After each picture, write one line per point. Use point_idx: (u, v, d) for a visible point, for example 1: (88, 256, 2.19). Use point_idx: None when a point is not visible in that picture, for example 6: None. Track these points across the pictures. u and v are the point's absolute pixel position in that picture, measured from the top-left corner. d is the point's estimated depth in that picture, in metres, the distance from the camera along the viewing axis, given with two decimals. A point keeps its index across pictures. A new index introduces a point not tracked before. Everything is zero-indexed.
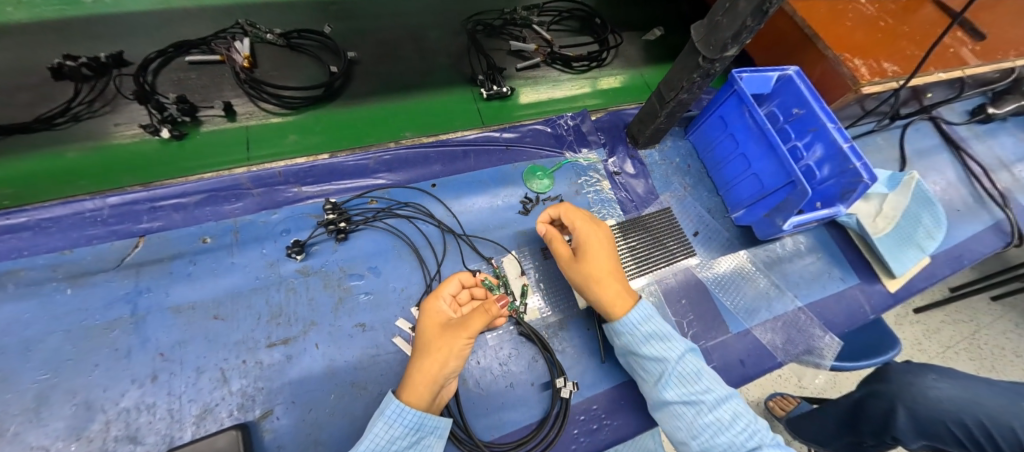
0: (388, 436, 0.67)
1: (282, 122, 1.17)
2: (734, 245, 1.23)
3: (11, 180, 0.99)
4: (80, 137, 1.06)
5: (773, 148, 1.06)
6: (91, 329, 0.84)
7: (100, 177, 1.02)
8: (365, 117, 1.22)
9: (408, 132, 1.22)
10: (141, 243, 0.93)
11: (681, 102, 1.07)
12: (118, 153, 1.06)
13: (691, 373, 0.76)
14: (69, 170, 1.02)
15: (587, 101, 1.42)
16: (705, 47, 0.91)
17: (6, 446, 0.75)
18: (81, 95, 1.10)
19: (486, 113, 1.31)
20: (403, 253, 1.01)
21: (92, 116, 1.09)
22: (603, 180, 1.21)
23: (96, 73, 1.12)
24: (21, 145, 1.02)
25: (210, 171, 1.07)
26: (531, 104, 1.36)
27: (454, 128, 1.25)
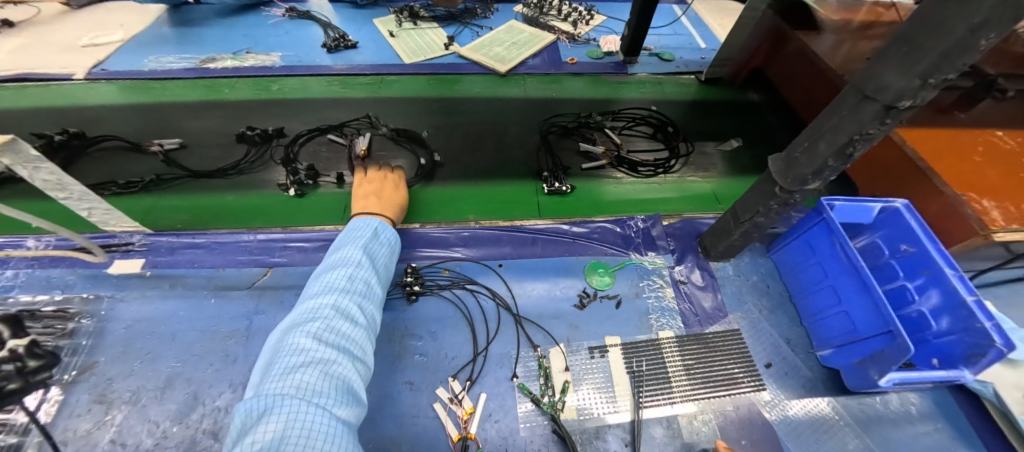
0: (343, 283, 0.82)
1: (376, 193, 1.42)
2: (818, 388, 1.08)
3: (199, 209, 1.35)
4: (244, 185, 1.43)
5: (867, 287, 0.96)
6: (216, 333, 1.07)
7: (240, 218, 1.34)
8: (442, 197, 1.41)
9: (471, 215, 1.36)
10: (269, 272, 1.17)
11: (757, 225, 1.05)
12: (270, 199, 1.39)
13: None
14: (224, 208, 1.36)
15: (651, 206, 1.43)
16: (783, 178, 0.92)
17: (136, 414, 0.96)
18: (248, 156, 1.49)
19: (546, 205, 1.40)
20: (461, 324, 1.10)
21: (251, 171, 1.46)
22: (666, 286, 1.20)
23: (263, 140, 1.52)
24: (206, 186, 1.41)
25: (307, 224, 1.32)
26: (593, 202, 1.42)
27: (513, 217, 1.36)
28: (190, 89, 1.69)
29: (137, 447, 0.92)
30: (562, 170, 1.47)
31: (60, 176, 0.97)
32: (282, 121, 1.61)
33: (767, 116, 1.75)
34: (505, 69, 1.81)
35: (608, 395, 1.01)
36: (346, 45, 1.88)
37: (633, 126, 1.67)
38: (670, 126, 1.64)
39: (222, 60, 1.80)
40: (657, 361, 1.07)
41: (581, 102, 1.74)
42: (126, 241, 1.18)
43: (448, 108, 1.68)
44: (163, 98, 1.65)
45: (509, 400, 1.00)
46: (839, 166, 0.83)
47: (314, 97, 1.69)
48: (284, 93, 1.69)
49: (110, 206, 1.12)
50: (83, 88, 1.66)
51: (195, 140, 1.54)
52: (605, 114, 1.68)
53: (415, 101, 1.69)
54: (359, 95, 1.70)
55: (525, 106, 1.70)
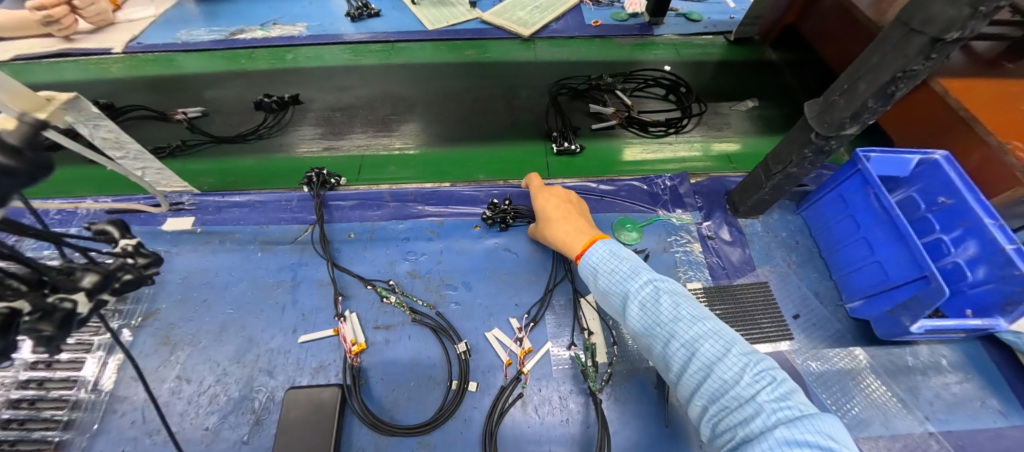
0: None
1: (387, 155, 1.45)
2: (846, 339, 1.08)
3: (237, 171, 1.41)
4: (271, 150, 1.47)
5: (902, 236, 0.95)
6: (265, 284, 1.14)
7: (263, 180, 1.39)
8: (452, 159, 1.43)
9: (481, 175, 1.39)
10: (309, 228, 1.23)
11: (789, 176, 1.05)
12: (294, 163, 1.44)
13: (652, 302, 0.71)
14: (246, 171, 1.41)
15: (660, 166, 1.43)
16: (819, 124, 0.90)
17: (197, 353, 1.05)
18: (267, 122, 1.54)
19: (555, 165, 1.41)
20: (493, 276, 1.14)
21: (270, 136, 1.51)
22: (694, 242, 1.21)
23: (280, 108, 1.56)
24: (237, 150, 1.47)
25: None
26: (599, 161, 1.43)
27: (521, 176, 1.38)
28: (221, 60, 1.73)
29: (201, 383, 1.01)
30: (571, 130, 1.47)
31: (116, 134, 1.04)
32: (306, 88, 1.64)
33: (788, 76, 1.70)
34: (528, 34, 1.80)
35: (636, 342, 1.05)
36: (370, 14, 1.89)
37: (645, 87, 1.65)
38: (683, 86, 1.62)
39: (251, 31, 1.84)
40: None
41: (599, 65, 1.72)
42: (175, 201, 1.25)
43: (470, 72, 1.68)
44: (194, 69, 1.70)
45: (542, 344, 1.04)
46: (879, 107, 0.82)
47: (337, 63, 1.71)
48: (309, 61, 1.72)
49: (162, 166, 1.18)
50: (122, 61, 1.72)
51: (217, 108, 1.58)
52: (616, 76, 1.66)
53: (439, 66, 1.70)
54: (382, 62, 1.71)
55: (548, 70, 1.69)
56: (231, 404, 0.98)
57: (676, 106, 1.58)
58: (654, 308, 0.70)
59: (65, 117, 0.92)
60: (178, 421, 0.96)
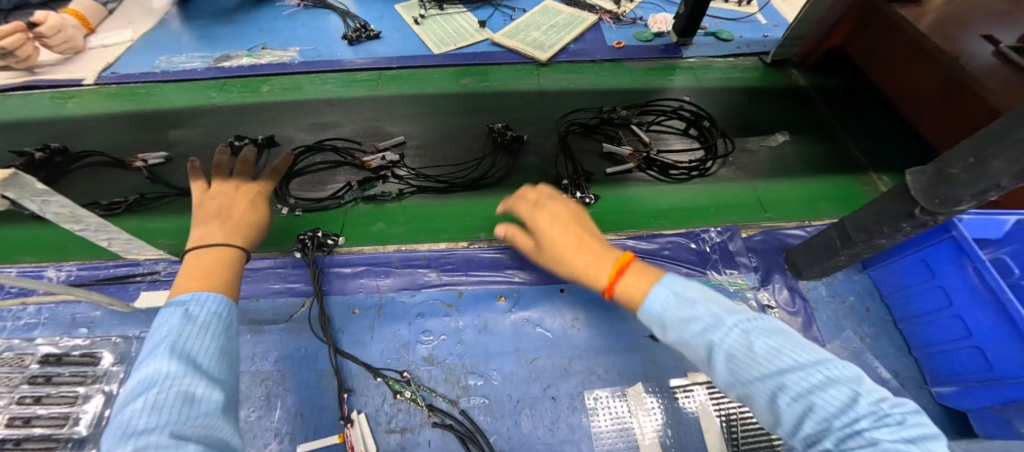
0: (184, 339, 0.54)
1: (368, 209, 1.26)
2: (937, 431, 0.93)
3: None
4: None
5: (1018, 325, 0.80)
6: (254, 375, 0.96)
7: None
8: (444, 215, 1.24)
9: (479, 232, 1.20)
10: (307, 302, 1.07)
11: (874, 246, 0.89)
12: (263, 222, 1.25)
13: (688, 311, 0.53)
14: None
15: (686, 222, 1.21)
16: (925, 198, 0.75)
17: None
18: None
19: None
20: (523, 361, 0.98)
21: None
22: (753, 312, 1.04)
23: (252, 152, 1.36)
24: None
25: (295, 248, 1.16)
26: (617, 213, 1.23)
27: None
28: (204, 91, 1.56)
29: None
30: (583, 177, 1.27)
31: (71, 208, 0.86)
32: (291, 124, 1.47)
33: (819, 105, 1.52)
34: (546, 58, 1.63)
35: (695, 440, 0.90)
36: (369, 36, 1.71)
37: (664, 121, 1.45)
38: (707, 119, 1.42)
39: (238, 57, 1.66)
40: None
41: (623, 92, 1.54)
42: (150, 270, 1.09)
43: (482, 104, 1.51)
44: (171, 103, 1.52)
45: (590, 447, 0.88)
46: (1013, 186, 0.66)
47: (332, 95, 1.54)
48: (303, 92, 1.55)
49: (130, 235, 1.01)
50: (93, 94, 1.54)
51: (184, 152, 1.41)
52: (630, 107, 1.48)
53: (447, 96, 1.53)
54: (379, 93, 1.54)
55: (569, 99, 1.52)
56: None
57: (700, 144, 1.38)
58: (685, 316, 0.53)
59: (1, 196, 0.74)
60: None
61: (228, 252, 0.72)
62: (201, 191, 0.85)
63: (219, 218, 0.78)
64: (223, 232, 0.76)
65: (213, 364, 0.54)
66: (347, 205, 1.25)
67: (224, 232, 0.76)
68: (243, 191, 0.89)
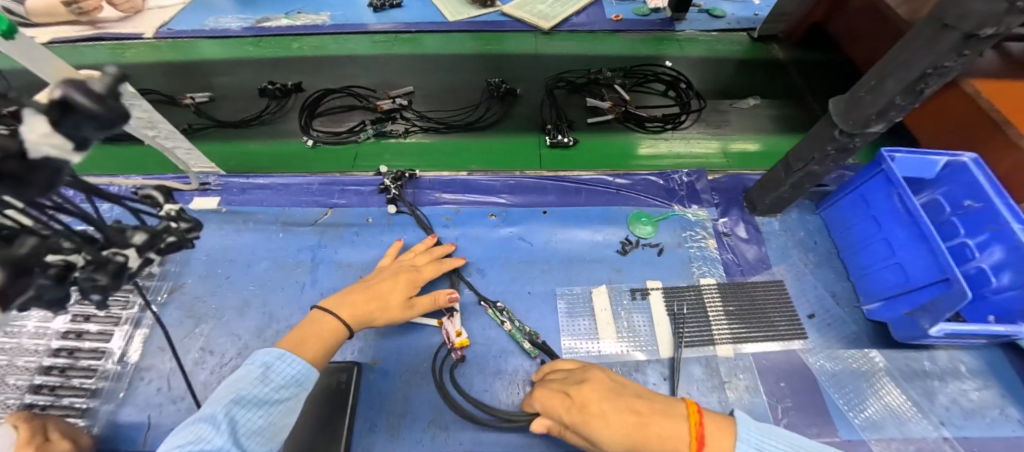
0: (250, 396, 0.64)
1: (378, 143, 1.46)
2: (861, 341, 1.07)
3: (245, 155, 1.44)
4: (282, 134, 1.50)
5: (926, 237, 0.93)
6: (285, 264, 1.18)
7: (258, 165, 1.40)
8: (443, 150, 1.43)
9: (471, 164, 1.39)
10: (329, 212, 1.26)
11: (810, 173, 1.03)
12: (287, 149, 1.45)
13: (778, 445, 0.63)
14: (245, 154, 1.44)
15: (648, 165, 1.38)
16: (843, 121, 0.89)
17: (221, 327, 1.09)
18: (270, 108, 1.56)
19: (547, 158, 1.40)
20: (507, 265, 1.16)
21: (272, 121, 1.53)
22: (709, 237, 1.20)
23: (283, 95, 1.58)
24: (249, 134, 1.50)
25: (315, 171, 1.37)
26: (593, 155, 1.41)
27: (513, 168, 1.37)
28: (244, 46, 1.77)
29: (223, 355, 1.05)
30: (565, 123, 1.45)
31: (151, 114, 1.07)
32: (321, 76, 1.68)
33: (798, 76, 1.66)
34: (549, 26, 1.80)
35: (647, 332, 1.06)
36: (392, 4, 1.91)
37: (645, 83, 1.62)
38: (683, 82, 1.58)
39: (277, 19, 1.88)
40: (699, 307, 1.09)
41: (617, 59, 1.71)
42: (202, 182, 1.31)
43: (495, 63, 1.68)
44: (215, 56, 1.74)
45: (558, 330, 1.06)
46: (907, 105, 0.81)
47: (358, 51, 1.74)
48: (332, 48, 1.75)
49: (191, 147, 1.23)
50: (149, 46, 1.78)
51: (224, 94, 1.62)
52: (615, 70, 1.65)
53: (459, 57, 1.71)
54: (397, 52, 1.73)
55: (567, 62, 1.69)
56: None
57: (676, 102, 1.55)
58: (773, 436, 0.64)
59: None
60: (203, 389, 1.01)
61: (336, 327, 0.82)
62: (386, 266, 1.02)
63: (358, 294, 0.88)
64: (341, 305, 0.85)
65: (253, 444, 0.62)
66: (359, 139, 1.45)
67: (346, 305, 0.85)
68: (408, 277, 0.98)
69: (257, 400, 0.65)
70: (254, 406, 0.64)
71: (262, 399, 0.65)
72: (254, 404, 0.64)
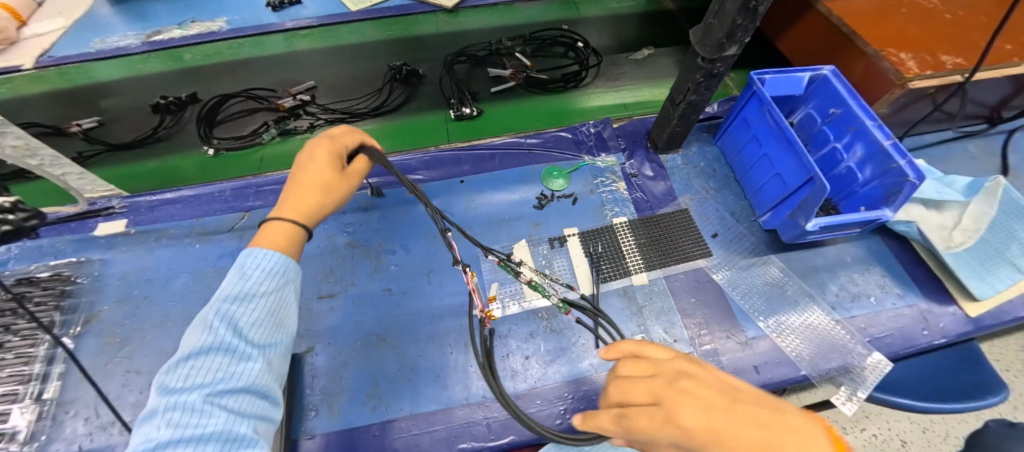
0: (206, 331, 0.61)
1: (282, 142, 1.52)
2: (761, 250, 1.17)
3: (144, 174, 1.44)
4: (183, 147, 1.51)
5: (793, 145, 1.03)
6: (206, 273, 1.16)
7: (158, 181, 1.41)
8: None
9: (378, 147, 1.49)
10: (246, 216, 1.24)
11: (691, 104, 1.11)
12: (187, 162, 1.46)
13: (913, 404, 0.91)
14: (143, 173, 1.44)
15: (539, 124, 1.52)
16: (703, 48, 0.96)
17: (144, 347, 1.06)
18: (164, 123, 1.55)
19: (455, 131, 1.52)
20: (430, 236, 1.20)
21: (168, 137, 1.53)
22: (619, 180, 1.27)
23: (179, 108, 1.57)
24: (146, 153, 1.49)
25: (222, 177, 1.41)
26: (496, 123, 1.53)
27: (423, 144, 1.48)
28: (132, 63, 1.67)
29: (151, 373, 1.03)
30: (468, 96, 1.56)
31: (26, 140, 1.00)
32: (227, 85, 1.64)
33: (687, 25, 1.79)
34: (453, 4, 1.76)
35: (569, 276, 1.12)
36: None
37: (545, 47, 1.73)
38: (580, 42, 1.69)
39: (169, 31, 1.79)
40: (612, 244, 1.16)
41: (523, 28, 1.76)
42: (106, 206, 1.25)
43: (402, 48, 1.71)
44: (101, 77, 1.62)
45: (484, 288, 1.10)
46: (750, 25, 0.87)
47: (261, 53, 1.70)
48: (232, 53, 1.69)
49: (83, 171, 1.17)
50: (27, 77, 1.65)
51: (115, 117, 1.58)
52: (515, 38, 1.71)
53: (366, 46, 1.71)
54: (300, 48, 1.68)
55: (475, 39, 1.73)
56: None
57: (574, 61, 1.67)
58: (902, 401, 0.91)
59: None
60: (133, 410, 0.98)
61: (290, 228, 0.76)
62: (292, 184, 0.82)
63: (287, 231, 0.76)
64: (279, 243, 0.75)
65: (254, 333, 0.65)
66: (263, 139, 1.49)
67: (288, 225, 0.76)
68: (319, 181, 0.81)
69: (194, 359, 0.58)
70: (202, 356, 0.59)
71: (242, 295, 0.66)
72: (199, 355, 0.58)
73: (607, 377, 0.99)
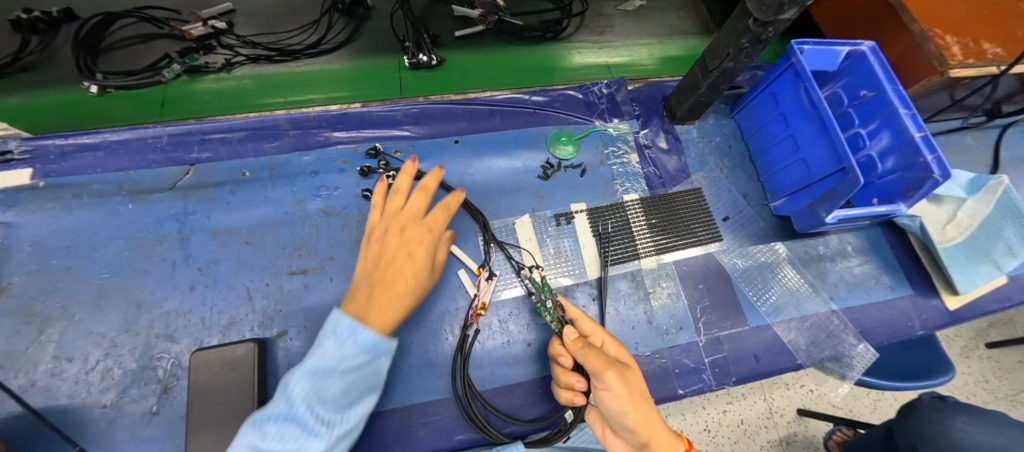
0: (336, 354, 0.64)
1: (192, 82, 1.26)
2: (769, 237, 1.14)
3: (19, 113, 1.16)
4: (59, 82, 1.21)
5: (827, 130, 0.94)
6: (145, 240, 0.96)
7: (32, 123, 1.15)
8: (275, 82, 1.28)
9: (316, 96, 1.29)
10: (191, 170, 1.02)
11: (725, 72, 0.98)
12: (68, 100, 1.19)
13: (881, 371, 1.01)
14: (10, 114, 1.15)
15: (503, 83, 1.37)
16: (757, 7, 0.80)
17: (73, 329, 0.88)
18: (31, 45, 1.22)
19: (408, 81, 1.33)
20: None
21: (48, 64, 1.23)
22: (631, 152, 1.17)
23: (50, 28, 1.24)
24: (24, 84, 1.19)
25: (119, 124, 1.17)
26: (460, 74, 1.36)
27: (369, 96, 1.30)
28: None
29: (85, 360, 0.86)
30: (427, 38, 1.35)
31: None
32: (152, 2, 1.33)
33: None
34: None
35: (574, 259, 1.03)
36: None
37: None
38: None
39: None
40: (621, 222, 1.07)
41: None
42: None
43: None
44: None
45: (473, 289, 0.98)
46: None
47: None
48: None
49: None
50: None
51: None
52: None
53: None
54: None
55: None
56: (129, 377, 0.85)
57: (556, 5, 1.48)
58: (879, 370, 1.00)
59: None
60: (67, 404, 0.83)
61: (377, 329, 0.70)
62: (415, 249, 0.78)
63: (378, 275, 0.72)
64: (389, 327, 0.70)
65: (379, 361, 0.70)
66: (163, 77, 1.23)
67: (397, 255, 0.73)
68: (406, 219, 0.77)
69: (326, 367, 0.63)
70: (329, 371, 0.63)
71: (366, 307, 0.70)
72: (334, 367, 0.63)
73: None
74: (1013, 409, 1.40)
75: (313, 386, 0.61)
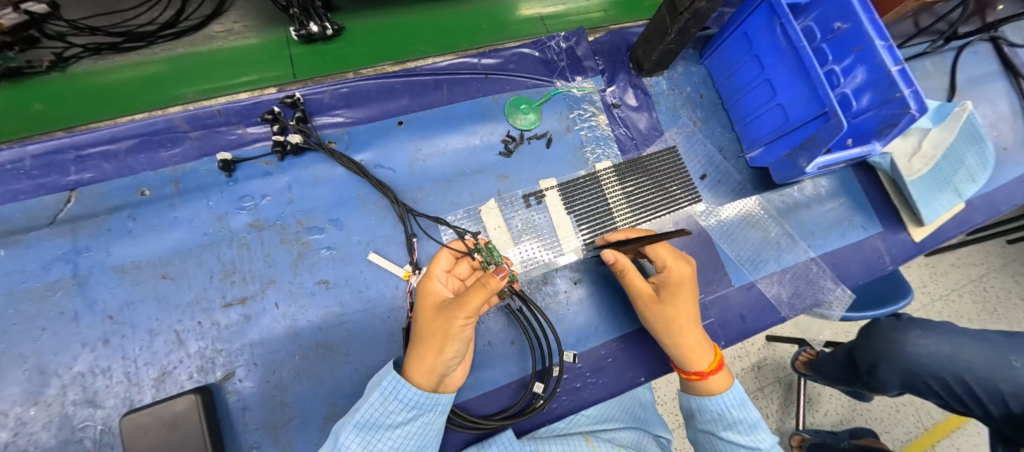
0: (382, 409, 0.65)
1: (15, 88, 1.00)
2: (746, 190, 1.09)
3: None
4: None
5: (807, 72, 0.86)
6: (31, 291, 0.78)
7: None
8: (134, 78, 1.05)
9: (185, 90, 1.07)
10: (73, 197, 0.83)
11: (697, 13, 0.84)
12: None
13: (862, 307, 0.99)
14: None
15: (415, 50, 1.18)
16: None
17: None
18: None
19: (303, 60, 1.13)
20: (371, 202, 0.91)
21: None
22: (600, 113, 1.06)
23: None
24: None
25: None
26: (366, 43, 1.16)
27: (245, 83, 1.09)
28: None
29: None
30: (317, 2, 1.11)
31: None
32: None
33: None
34: None
35: (550, 244, 0.94)
36: None
37: None
38: None
39: None
40: (596, 195, 0.99)
41: None
42: None
43: None
44: None
45: None
46: None
47: None
48: None
49: None
50: None
51: None
52: None
53: None
54: None
55: None
56: None
57: None
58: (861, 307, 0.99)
59: None
60: None
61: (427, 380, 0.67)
62: (444, 274, 0.73)
63: (433, 346, 0.65)
64: (429, 366, 0.65)
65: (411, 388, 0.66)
66: None
67: (453, 329, 0.63)
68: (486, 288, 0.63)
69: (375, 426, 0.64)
70: (379, 426, 0.64)
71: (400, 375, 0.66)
72: (381, 421, 0.64)
73: (601, 349, 0.92)
74: (945, 308, 1.52)
75: (362, 441, 0.62)
